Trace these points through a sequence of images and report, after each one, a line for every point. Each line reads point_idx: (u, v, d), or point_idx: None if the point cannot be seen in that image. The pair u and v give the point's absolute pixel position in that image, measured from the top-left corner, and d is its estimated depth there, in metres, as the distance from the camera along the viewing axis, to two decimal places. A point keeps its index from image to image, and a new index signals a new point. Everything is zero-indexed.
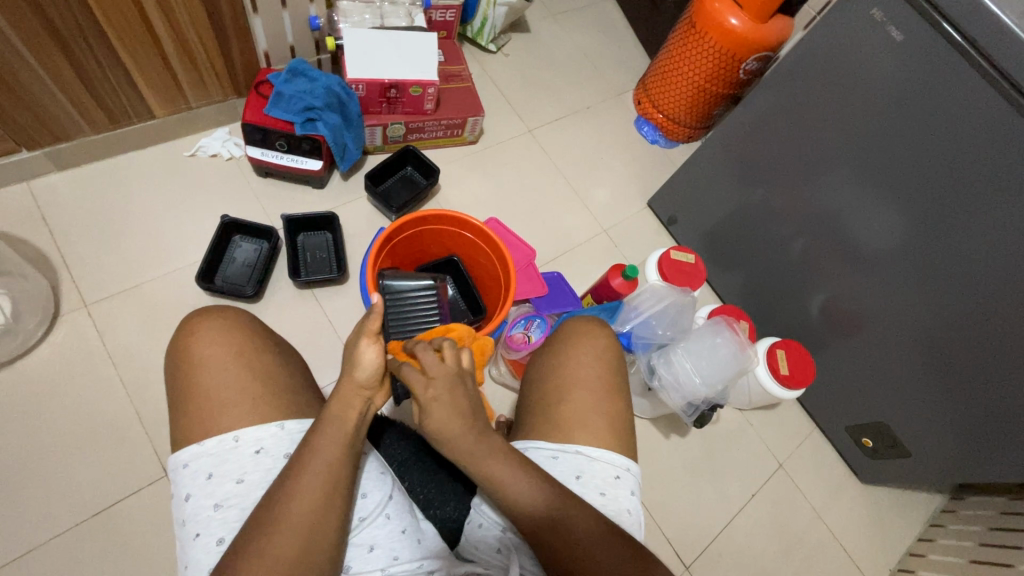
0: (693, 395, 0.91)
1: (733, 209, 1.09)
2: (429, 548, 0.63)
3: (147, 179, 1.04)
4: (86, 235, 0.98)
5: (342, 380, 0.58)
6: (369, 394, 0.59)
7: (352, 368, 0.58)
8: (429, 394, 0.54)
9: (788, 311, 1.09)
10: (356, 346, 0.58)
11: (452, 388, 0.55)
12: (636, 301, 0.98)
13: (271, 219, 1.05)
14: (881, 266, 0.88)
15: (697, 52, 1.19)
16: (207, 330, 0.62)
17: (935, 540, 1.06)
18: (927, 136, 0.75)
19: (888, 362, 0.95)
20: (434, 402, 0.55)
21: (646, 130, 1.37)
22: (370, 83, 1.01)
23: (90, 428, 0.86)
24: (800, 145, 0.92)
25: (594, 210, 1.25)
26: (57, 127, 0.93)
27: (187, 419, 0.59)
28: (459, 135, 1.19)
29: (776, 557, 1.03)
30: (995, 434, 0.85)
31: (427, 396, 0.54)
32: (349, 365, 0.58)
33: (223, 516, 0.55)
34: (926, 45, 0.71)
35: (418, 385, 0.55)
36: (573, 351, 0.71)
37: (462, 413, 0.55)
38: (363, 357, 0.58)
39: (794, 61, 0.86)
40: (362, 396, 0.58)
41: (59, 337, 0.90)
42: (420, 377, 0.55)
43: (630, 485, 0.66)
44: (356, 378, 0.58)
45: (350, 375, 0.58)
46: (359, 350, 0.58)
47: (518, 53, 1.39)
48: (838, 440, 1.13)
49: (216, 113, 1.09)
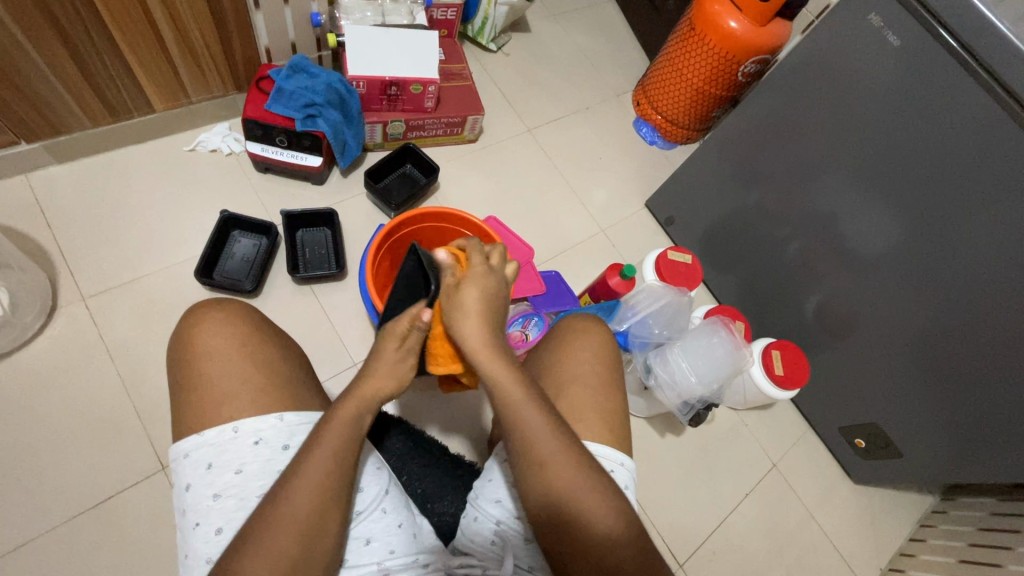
0: (689, 394, 0.92)
1: (730, 210, 1.10)
2: (424, 543, 0.64)
3: (146, 173, 1.04)
4: (84, 228, 0.97)
5: (361, 379, 0.59)
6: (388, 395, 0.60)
7: (375, 362, 0.59)
8: (481, 270, 0.60)
9: (782, 311, 1.10)
10: (383, 338, 0.60)
11: (497, 282, 0.60)
12: (633, 302, 0.99)
13: (270, 214, 1.06)
14: (875, 268, 0.89)
15: (696, 54, 1.20)
16: (209, 322, 0.63)
17: (925, 540, 1.07)
18: (923, 139, 0.76)
19: (881, 362, 0.96)
20: (480, 276, 0.59)
21: (644, 131, 1.38)
22: (371, 81, 1.02)
23: (87, 421, 0.86)
24: (797, 147, 0.92)
25: (592, 210, 1.25)
26: (57, 120, 0.93)
27: (187, 410, 0.59)
28: (459, 133, 1.19)
29: (769, 555, 1.04)
30: (986, 435, 0.86)
31: (479, 271, 0.59)
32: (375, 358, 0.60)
33: (222, 506, 0.56)
34: (922, 50, 0.72)
35: (477, 256, 0.61)
36: (569, 347, 0.72)
37: (493, 311, 0.59)
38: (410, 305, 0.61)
39: (792, 64, 0.87)
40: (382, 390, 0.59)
41: (57, 330, 0.90)
42: (481, 256, 0.61)
43: (624, 479, 0.66)
44: (377, 373, 0.59)
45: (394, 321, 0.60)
46: (378, 350, 0.60)
47: (518, 53, 1.39)
48: (832, 440, 1.14)
49: (217, 107, 1.09)
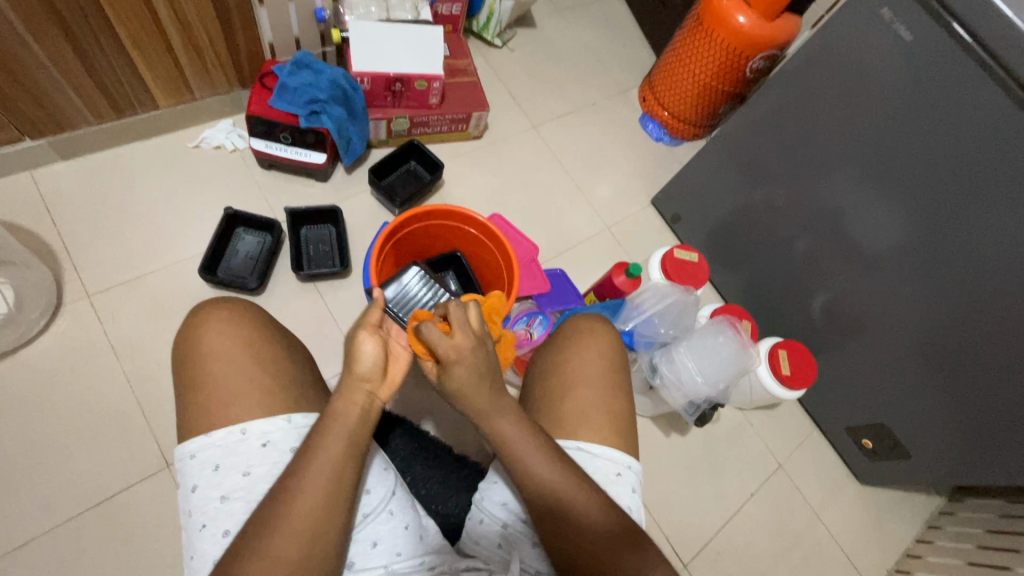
0: (695, 394, 0.91)
1: (737, 208, 1.09)
2: (431, 544, 0.63)
3: (150, 170, 1.04)
4: (88, 225, 0.97)
5: (344, 375, 0.58)
6: (371, 387, 0.58)
7: (350, 363, 0.58)
8: (452, 354, 0.55)
9: (790, 311, 1.09)
10: (355, 338, 0.58)
11: (473, 351, 0.56)
12: (639, 300, 0.98)
13: (274, 211, 1.05)
14: (884, 268, 0.88)
15: (703, 49, 1.18)
16: (215, 321, 0.62)
17: (932, 542, 1.07)
18: (934, 137, 0.75)
19: (889, 363, 0.95)
20: (454, 361, 0.55)
21: (651, 127, 1.37)
22: (375, 77, 1.01)
23: (91, 418, 0.86)
24: (805, 144, 0.91)
25: (598, 207, 1.24)
26: (61, 116, 0.93)
27: (192, 411, 0.59)
28: (463, 130, 1.18)
29: (775, 556, 1.04)
30: (996, 437, 0.85)
31: (451, 357, 0.55)
32: (347, 359, 0.58)
33: (230, 507, 0.56)
34: (935, 46, 0.71)
35: (441, 345, 0.54)
36: (576, 348, 0.71)
37: (483, 375, 0.57)
38: (362, 351, 0.58)
39: (801, 61, 0.86)
40: (363, 390, 0.57)
41: (62, 327, 0.90)
42: (443, 339, 0.54)
43: (632, 483, 0.66)
44: (355, 370, 0.57)
45: (351, 369, 0.57)
46: (357, 341, 0.58)
47: (524, 48, 1.38)
48: (839, 440, 1.13)
49: (221, 104, 1.08)
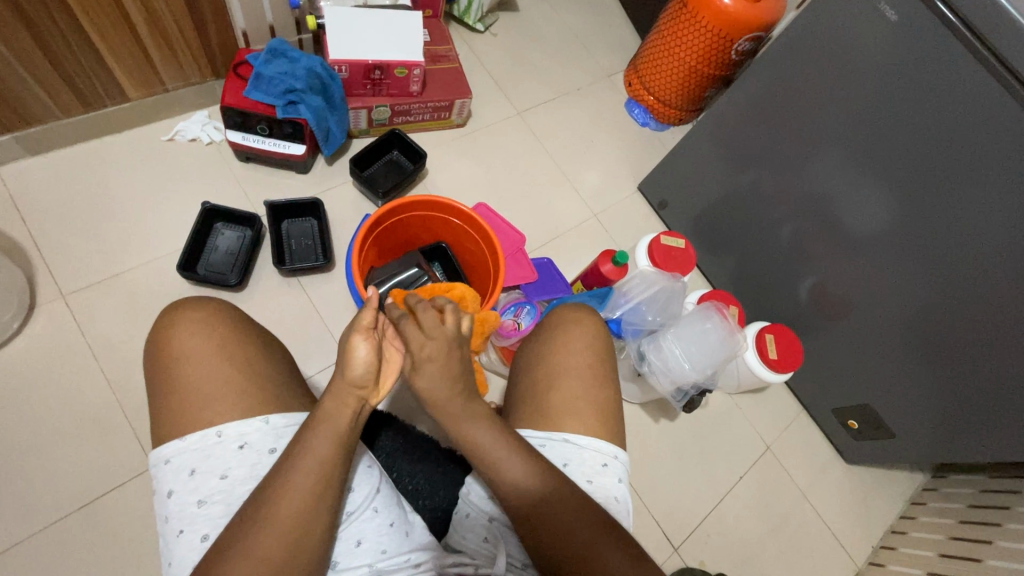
0: (683, 380, 0.91)
1: (723, 193, 1.08)
2: (417, 541, 0.63)
3: (123, 164, 1.01)
4: (61, 222, 0.95)
5: (336, 378, 0.56)
6: (364, 393, 0.57)
7: (344, 367, 0.56)
8: (426, 352, 0.55)
9: (777, 295, 1.09)
10: (349, 341, 0.55)
11: (447, 350, 0.56)
12: (626, 288, 0.97)
13: (254, 205, 1.03)
14: (871, 251, 0.88)
15: (687, 32, 1.16)
16: (188, 322, 0.61)
17: (916, 518, 1.08)
18: (918, 117, 0.74)
19: (874, 345, 0.96)
20: (429, 358, 0.56)
21: (636, 112, 1.35)
22: (354, 65, 0.98)
23: (72, 420, 0.85)
24: (791, 127, 0.90)
25: (584, 194, 1.23)
26: (27, 111, 0.90)
27: (169, 414, 0.57)
28: (446, 117, 1.16)
29: (763, 537, 1.05)
30: (979, 415, 0.86)
31: (423, 354, 0.55)
32: (341, 362, 0.56)
33: (208, 512, 0.55)
34: (919, 26, 0.70)
35: (416, 339, 0.55)
36: (562, 339, 0.70)
37: (453, 374, 0.57)
38: (355, 356, 0.55)
39: (785, 42, 0.85)
40: (356, 395, 0.56)
41: (37, 329, 0.88)
42: (418, 332, 0.55)
43: (618, 473, 0.66)
44: (347, 376, 0.55)
45: (343, 374, 0.55)
46: (351, 348, 0.55)
47: (506, 33, 1.36)
48: (826, 422, 1.14)
49: (195, 95, 1.05)
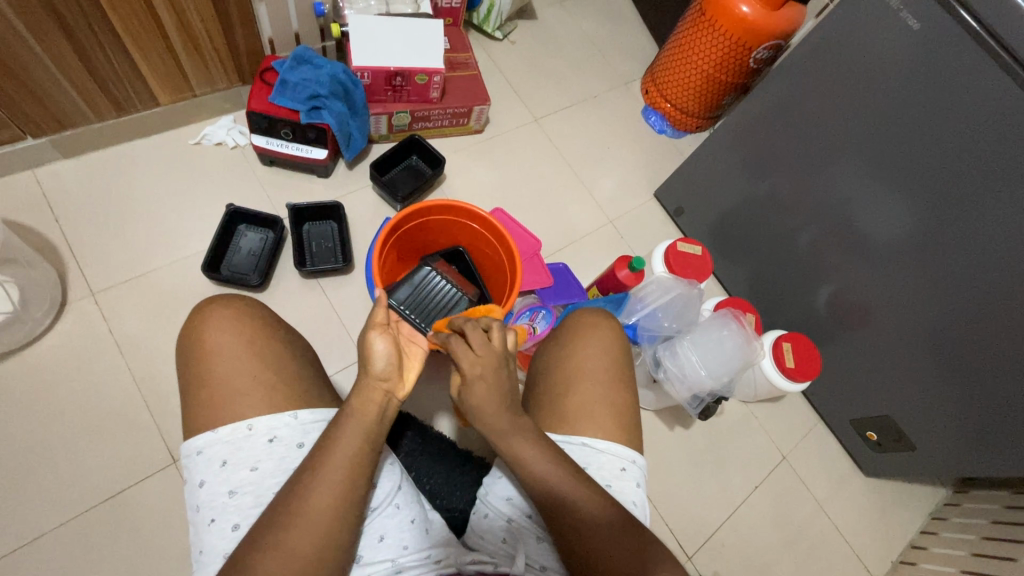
0: (699, 387, 0.91)
1: (740, 201, 1.08)
2: (437, 537, 0.63)
3: (152, 167, 1.04)
4: (90, 222, 0.97)
5: (360, 377, 0.57)
6: (389, 386, 0.58)
7: (364, 364, 0.57)
8: (476, 371, 0.58)
9: (795, 303, 1.09)
10: (366, 338, 0.58)
11: (496, 366, 0.58)
12: (643, 293, 0.98)
13: (277, 208, 1.05)
14: (891, 259, 0.87)
15: (705, 39, 1.17)
16: (218, 318, 0.63)
17: (937, 533, 1.06)
18: (941, 126, 0.74)
19: (894, 355, 0.95)
20: (478, 376, 0.58)
21: (654, 119, 1.36)
22: (376, 71, 1.00)
23: (97, 415, 0.87)
24: (809, 135, 0.91)
25: (601, 201, 1.24)
26: (63, 115, 0.93)
27: (198, 408, 0.59)
28: (465, 124, 1.18)
29: (779, 548, 1.04)
30: (1003, 428, 0.85)
31: (473, 372, 0.58)
32: (361, 361, 0.58)
33: (238, 502, 0.56)
34: (943, 34, 0.70)
35: (466, 358, 0.58)
36: (579, 342, 0.71)
37: (501, 392, 0.59)
38: (373, 349, 0.57)
39: (805, 50, 0.85)
40: (380, 389, 0.57)
41: (67, 325, 0.90)
42: (468, 352, 0.58)
43: (636, 477, 0.66)
44: (369, 371, 0.57)
45: (364, 369, 0.57)
46: (368, 342, 0.57)
47: (524, 40, 1.37)
48: (844, 433, 1.12)
49: (222, 99, 1.08)
